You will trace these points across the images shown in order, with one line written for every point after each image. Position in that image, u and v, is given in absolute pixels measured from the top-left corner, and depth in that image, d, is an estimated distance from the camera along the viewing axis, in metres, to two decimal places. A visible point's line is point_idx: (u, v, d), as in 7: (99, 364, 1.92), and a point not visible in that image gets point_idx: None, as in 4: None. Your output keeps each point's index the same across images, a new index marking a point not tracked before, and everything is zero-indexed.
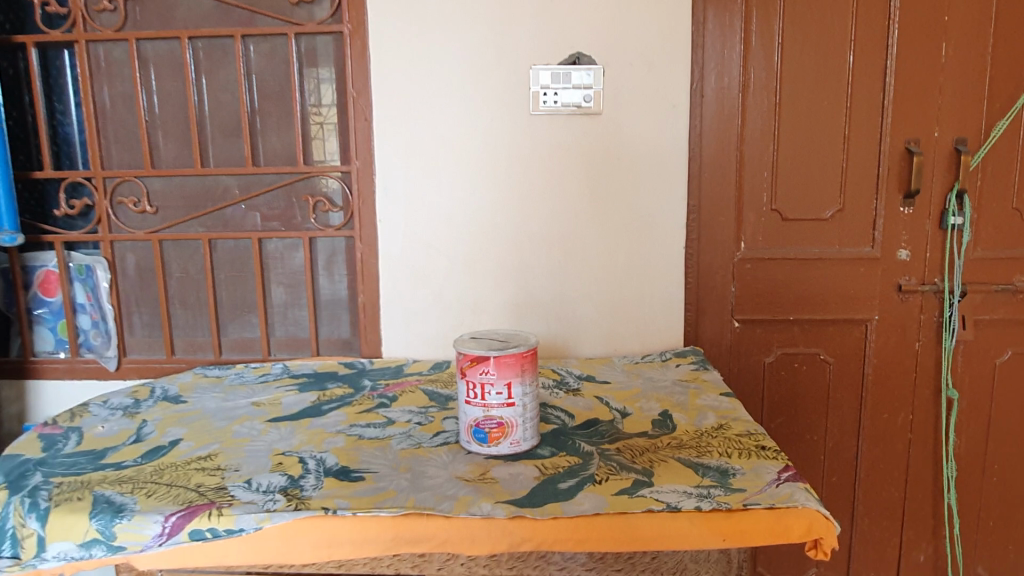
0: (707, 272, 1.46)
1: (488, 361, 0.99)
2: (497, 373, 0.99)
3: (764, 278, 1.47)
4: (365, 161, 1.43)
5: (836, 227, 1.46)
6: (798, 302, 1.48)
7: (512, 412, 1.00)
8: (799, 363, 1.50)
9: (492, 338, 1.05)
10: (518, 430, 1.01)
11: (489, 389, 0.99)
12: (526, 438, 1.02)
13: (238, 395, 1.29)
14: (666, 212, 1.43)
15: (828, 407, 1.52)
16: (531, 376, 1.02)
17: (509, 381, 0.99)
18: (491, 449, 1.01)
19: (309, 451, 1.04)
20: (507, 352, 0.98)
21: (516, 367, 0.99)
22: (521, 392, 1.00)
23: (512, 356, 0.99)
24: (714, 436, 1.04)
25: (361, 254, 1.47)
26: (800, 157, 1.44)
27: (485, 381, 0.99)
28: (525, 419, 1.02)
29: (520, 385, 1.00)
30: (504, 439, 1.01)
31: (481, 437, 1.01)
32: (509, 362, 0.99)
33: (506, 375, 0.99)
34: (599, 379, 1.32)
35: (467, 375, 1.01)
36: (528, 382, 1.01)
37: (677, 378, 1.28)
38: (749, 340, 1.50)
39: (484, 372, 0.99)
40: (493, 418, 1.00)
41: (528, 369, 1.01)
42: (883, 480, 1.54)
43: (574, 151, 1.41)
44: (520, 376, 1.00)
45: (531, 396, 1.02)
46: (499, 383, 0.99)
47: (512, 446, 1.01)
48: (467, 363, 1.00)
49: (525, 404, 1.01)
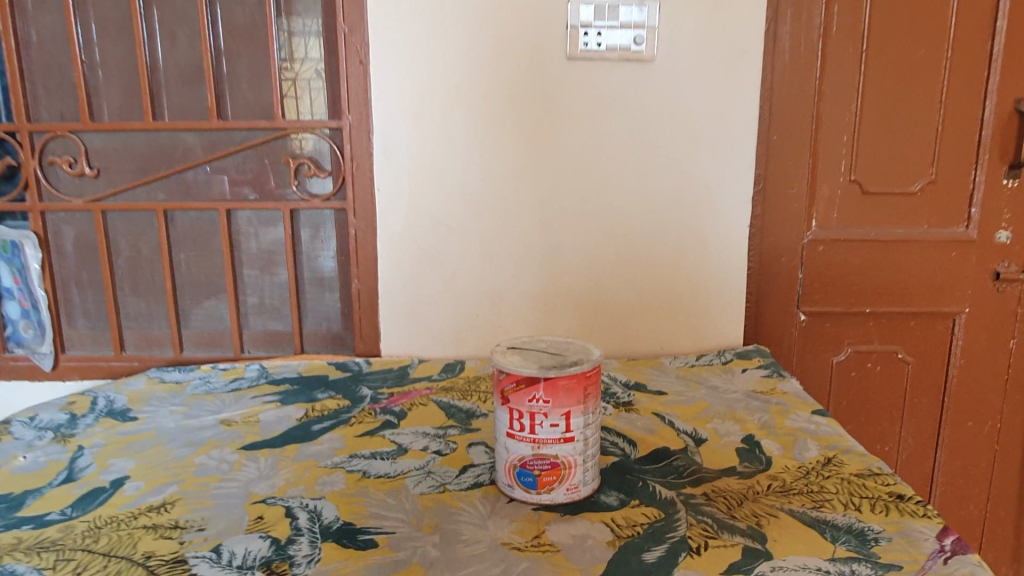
0: (773, 255, 1.22)
1: (540, 385, 0.74)
2: (552, 400, 0.74)
3: (839, 262, 1.23)
4: (360, 116, 1.16)
5: (926, 203, 1.22)
6: (877, 292, 1.24)
7: (570, 450, 0.76)
8: (873, 363, 1.27)
9: (541, 350, 0.81)
10: (577, 473, 0.77)
11: (540, 421, 0.75)
12: (587, 481, 0.78)
13: (203, 409, 1.03)
14: (729, 183, 1.18)
15: (903, 414, 1.30)
16: (594, 401, 0.77)
17: (567, 411, 0.75)
18: (542, 497, 0.77)
19: (297, 500, 0.79)
20: (566, 373, 0.74)
21: (577, 391, 0.75)
22: (582, 423, 0.76)
23: (572, 377, 0.74)
24: (828, 478, 0.80)
25: (354, 230, 1.20)
26: (889, 117, 1.19)
27: (536, 411, 0.75)
28: (586, 458, 0.77)
29: (581, 415, 0.76)
30: (559, 484, 0.77)
31: (529, 481, 0.77)
32: (568, 386, 0.74)
33: (564, 402, 0.74)
34: (652, 388, 1.07)
35: (511, 402, 0.76)
36: (591, 410, 0.77)
37: (749, 389, 1.04)
38: (817, 335, 1.26)
39: (535, 399, 0.74)
40: (545, 458, 0.76)
41: (591, 393, 0.77)
42: (962, 496, 1.34)
43: (619, 106, 1.15)
44: (582, 403, 0.76)
45: (594, 428, 0.78)
46: (554, 414, 0.74)
47: (569, 493, 0.77)
48: (510, 385, 0.76)
49: (587, 438, 0.77)
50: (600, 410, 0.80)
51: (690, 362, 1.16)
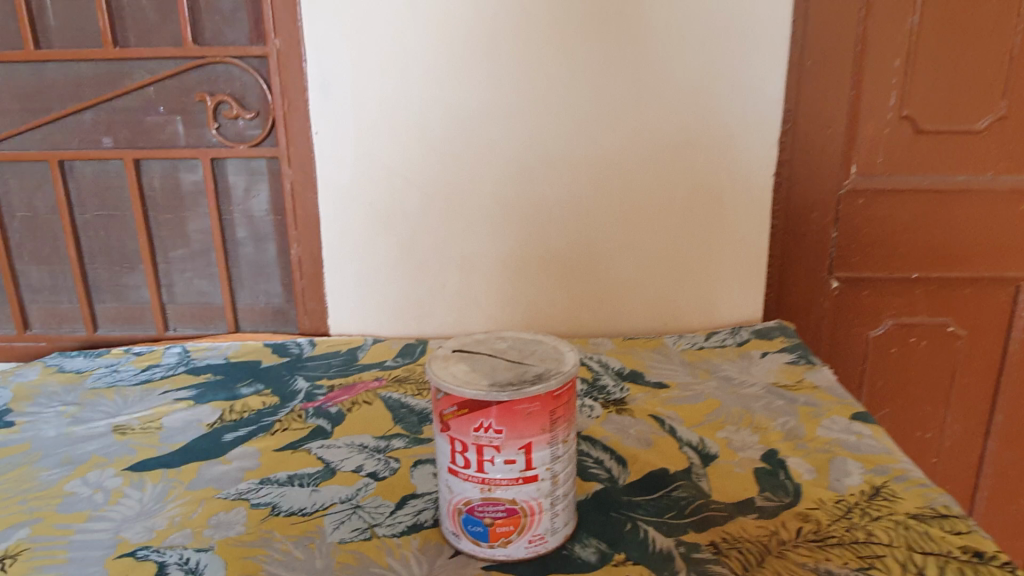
0: (801, 210, 1.00)
1: (489, 410, 0.54)
2: (505, 429, 0.55)
3: (882, 218, 1.01)
4: (288, 40, 0.93)
5: (993, 143, 0.99)
6: (927, 253, 1.02)
7: (531, 492, 0.57)
8: (917, 338, 1.06)
9: (498, 357, 0.60)
10: (542, 520, 0.58)
11: (491, 456, 0.55)
12: (556, 530, 0.59)
13: (98, 411, 0.84)
14: (751, 119, 0.94)
15: (950, 397, 1.09)
16: (565, 426, 0.58)
17: (527, 443, 0.55)
18: (495, 552, 0.58)
19: (176, 554, 0.60)
20: (524, 394, 0.54)
21: (541, 416, 0.55)
22: (548, 457, 0.57)
23: (533, 398, 0.55)
24: (878, 521, 0.61)
25: (289, 184, 0.99)
26: (954, 35, 0.94)
27: (484, 443, 0.55)
28: (555, 500, 0.58)
29: (547, 447, 0.56)
30: (519, 536, 0.57)
31: (477, 531, 0.58)
32: (528, 410, 0.55)
33: (523, 431, 0.55)
34: (650, 380, 0.87)
35: (452, 430, 0.56)
36: (561, 438, 0.57)
37: (771, 382, 0.84)
38: (852, 306, 1.05)
39: (484, 428, 0.55)
40: (498, 503, 0.56)
41: (561, 417, 0.57)
42: (1013, 490, 1.14)
43: (614, 23, 0.91)
44: (548, 431, 0.56)
45: (566, 461, 0.58)
46: (510, 447, 0.55)
47: (531, 546, 0.58)
48: (450, 408, 0.56)
49: (555, 476, 0.57)
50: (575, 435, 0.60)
51: (698, 344, 0.96)
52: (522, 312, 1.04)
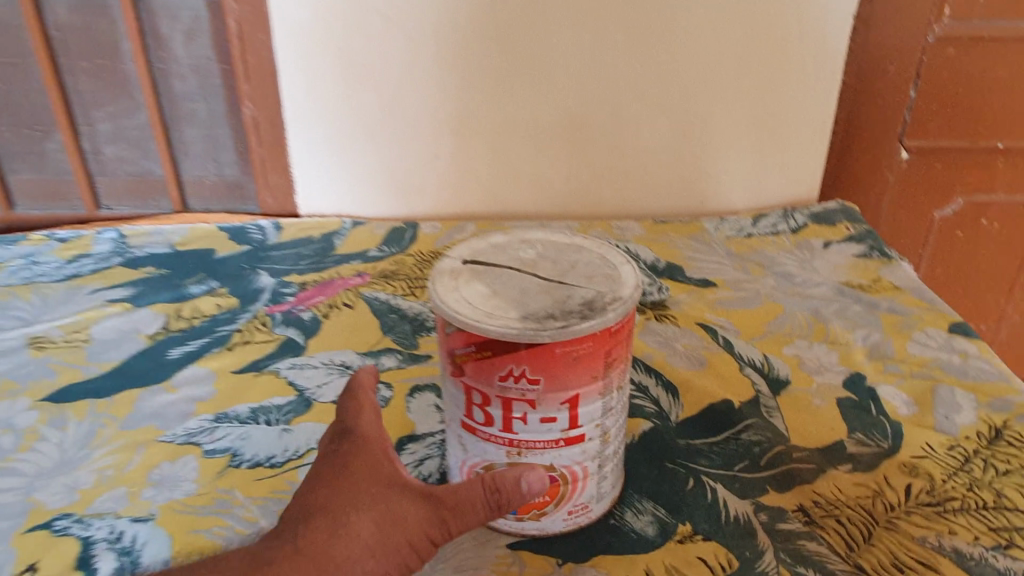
0: (874, 65, 0.81)
1: (523, 354, 0.39)
2: (545, 381, 0.39)
3: (975, 73, 0.81)
4: None
5: None
6: (1021, 118, 0.84)
7: (574, 455, 0.42)
8: (989, 220, 0.91)
9: (527, 270, 0.44)
10: (587, 487, 0.44)
11: (523, 413, 0.40)
12: (602, 496, 0.45)
13: (10, 317, 0.68)
14: None
15: (1014, 285, 0.95)
16: (621, 370, 0.43)
17: (573, 396, 0.40)
18: (524, 525, 0.44)
19: (105, 527, 0.46)
20: (574, 334, 0.38)
21: (593, 361, 0.40)
22: (599, 411, 0.42)
23: (585, 338, 0.39)
24: (1008, 478, 0.48)
25: (234, 23, 0.77)
26: None
27: (514, 397, 0.40)
28: (603, 462, 0.44)
29: (599, 400, 0.42)
30: (556, 508, 0.44)
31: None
32: (577, 353, 0.39)
33: (568, 382, 0.40)
34: (692, 278, 0.72)
35: (468, 376, 0.41)
36: (616, 385, 0.42)
37: (842, 282, 0.68)
38: (922, 181, 0.88)
39: (515, 378, 0.40)
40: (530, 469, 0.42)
41: (618, 359, 0.42)
42: None
43: None
44: (602, 379, 0.41)
45: (619, 412, 0.44)
46: (549, 402, 0.40)
47: (570, 518, 0.44)
48: (466, 348, 0.40)
49: (605, 433, 0.43)
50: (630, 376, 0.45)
51: (745, 231, 0.79)
52: (531, 186, 0.87)
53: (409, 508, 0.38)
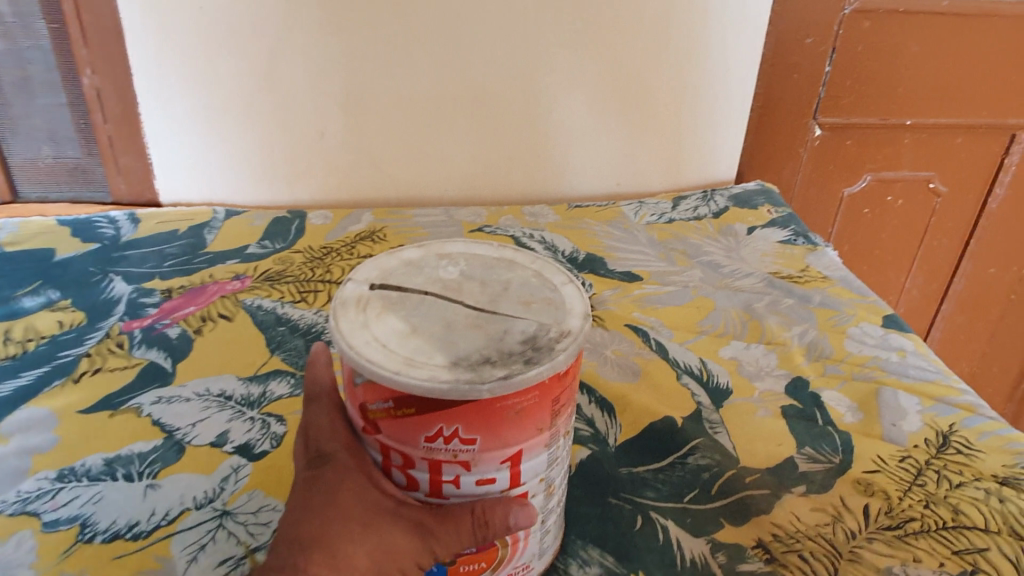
0: (792, 36, 0.76)
1: (456, 412, 0.31)
2: (482, 440, 0.32)
3: (886, 47, 0.79)
4: None
5: None
6: (927, 94, 0.83)
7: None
8: (894, 197, 0.90)
9: (450, 294, 0.35)
10: (529, 547, 0.37)
11: (454, 476, 0.33)
12: (545, 551, 0.38)
13: None
14: None
15: (914, 262, 0.97)
16: (569, 412, 0.36)
17: (516, 452, 0.33)
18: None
19: None
20: (519, 385, 0.31)
21: (539, 412, 0.33)
22: (545, 463, 0.35)
23: (531, 388, 0.32)
24: (961, 490, 0.44)
25: None
26: None
27: (444, 458, 0.32)
28: (546, 516, 0.37)
29: (545, 451, 0.34)
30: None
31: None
32: (521, 405, 0.32)
33: (510, 439, 0.32)
34: (615, 271, 0.66)
35: (384, 435, 0.33)
36: (563, 431, 0.35)
37: (771, 272, 0.65)
38: (834, 157, 0.86)
39: (445, 437, 0.32)
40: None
41: (566, 403, 0.35)
42: (956, 353, 1.07)
43: None
44: (549, 429, 0.34)
45: (564, 458, 0.37)
46: (487, 463, 0.33)
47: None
48: (380, 404, 0.32)
49: (550, 484, 0.36)
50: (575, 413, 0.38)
51: (665, 215, 0.75)
52: (437, 167, 0.78)
53: (398, 537, 0.34)
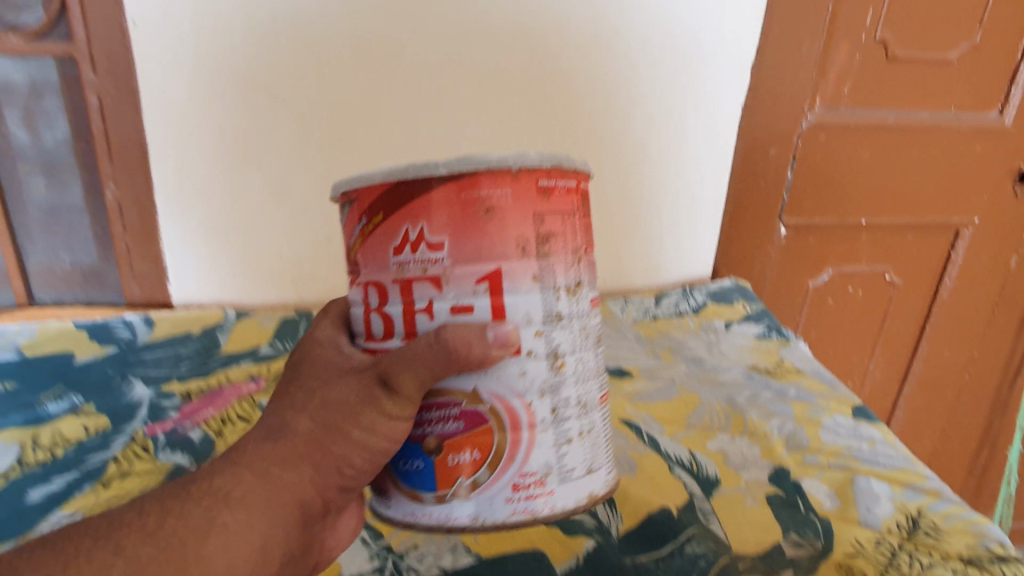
0: (756, 147, 0.84)
1: (418, 209, 0.33)
2: (450, 246, 0.33)
3: (838, 158, 0.88)
4: None
5: (962, 77, 0.86)
6: (878, 199, 0.91)
7: (511, 381, 0.35)
8: (854, 287, 0.98)
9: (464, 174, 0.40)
10: (538, 451, 0.35)
11: (428, 302, 0.34)
12: (569, 475, 0.36)
13: None
14: (718, 30, 0.78)
15: (875, 346, 1.04)
16: (567, 261, 0.36)
17: (494, 270, 0.33)
18: (450, 509, 0.35)
19: None
20: (476, 176, 0.33)
21: (516, 222, 0.33)
22: (540, 315, 0.35)
23: (497, 186, 0.33)
24: (931, 571, 0.45)
25: (95, 97, 0.70)
26: None
27: (415, 277, 0.34)
28: (558, 409, 0.36)
29: (527, 286, 0.34)
30: (490, 481, 0.35)
31: (417, 477, 0.36)
32: (491, 208, 0.33)
33: (482, 246, 0.33)
34: (607, 368, 0.72)
35: (366, 269, 0.36)
36: (559, 276, 0.35)
37: (749, 367, 0.71)
38: (798, 254, 0.93)
39: (412, 245, 0.33)
40: (444, 406, 0.36)
41: (556, 233, 0.35)
42: (920, 431, 1.13)
43: None
44: (532, 252, 0.34)
45: (574, 331, 0.36)
46: (459, 280, 0.33)
47: (516, 500, 0.35)
48: (362, 227, 0.35)
49: (556, 353, 0.35)
50: (593, 305, 0.38)
51: (649, 312, 0.83)
52: None
53: (352, 399, 0.37)
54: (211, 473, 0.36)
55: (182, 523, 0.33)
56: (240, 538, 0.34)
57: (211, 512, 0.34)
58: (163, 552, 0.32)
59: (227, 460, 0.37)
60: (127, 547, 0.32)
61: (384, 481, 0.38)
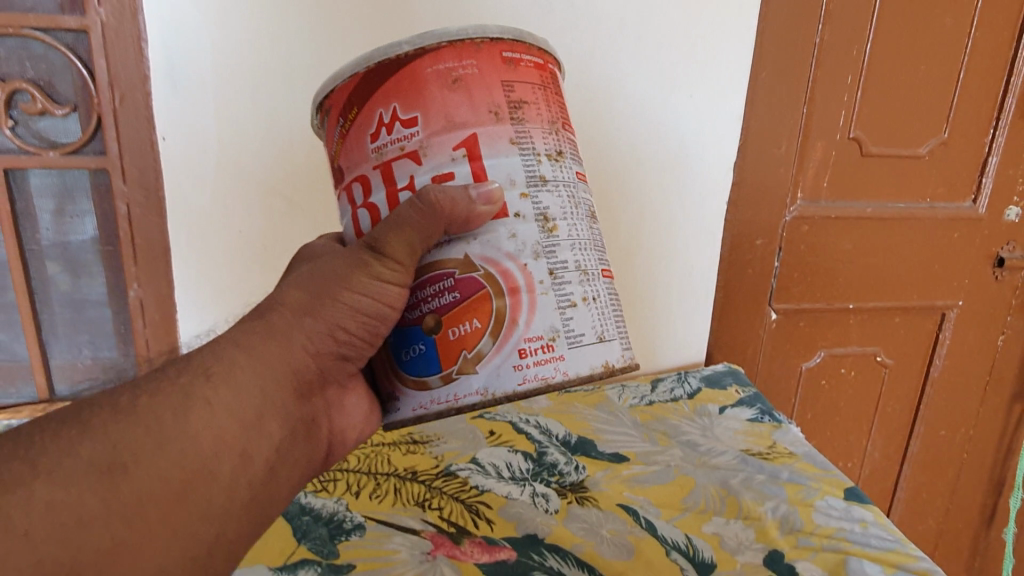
0: (743, 238, 0.89)
1: (391, 94, 0.43)
2: (423, 118, 0.43)
3: (822, 247, 0.92)
4: (118, 10, 0.68)
5: (934, 171, 0.92)
6: (863, 285, 0.95)
7: (504, 247, 0.44)
8: (846, 368, 1.01)
9: None
10: (540, 314, 0.44)
11: (410, 177, 0.44)
12: (577, 340, 0.45)
13: None
14: (702, 134, 0.83)
15: (872, 425, 1.06)
16: (542, 127, 0.46)
17: (468, 134, 0.43)
18: (463, 382, 0.44)
19: None
20: (443, 51, 0.43)
21: (482, 89, 0.43)
22: (523, 178, 0.44)
23: (462, 60, 0.43)
24: None
25: (124, 205, 0.74)
26: (909, 48, 0.85)
27: (395, 157, 0.44)
28: (555, 272, 0.45)
29: (496, 150, 0.44)
30: (496, 348, 0.44)
31: (423, 361, 0.45)
32: (456, 78, 0.43)
33: (456, 113, 0.43)
34: (605, 453, 0.74)
35: (354, 163, 0.45)
36: (538, 140, 0.45)
37: (743, 450, 0.73)
38: (789, 337, 0.97)
39: (390, 125, 0.43)
40: (440, 280, 0.45)
41: (525, 100, 0.45)
42: (922, 510, 1.14)
43: (554, 16, 0.75)
44: (504, 115, 0.44)
45: (560, 198, 0.46)
46: (435, 150, 0.43)
47: (526, 365, 0.44)
48: (345, 123, 0.45)
49: (545, 216, 0.45)
50: (578, 179, 0.48)
51: (646, 397, 0.86)
52: None
53: (345, 266, 0.46)
54: (196, 353, 0.44)
55: (156, 402, 0.40)
56: (218, 407, 0.42)
57: (187, 390, 0.41)
58: (136, 427, 0.39)
59: (207, 346, 0.44)
60: (100, 427, 0.38)
61: (394, 372, 0.47)
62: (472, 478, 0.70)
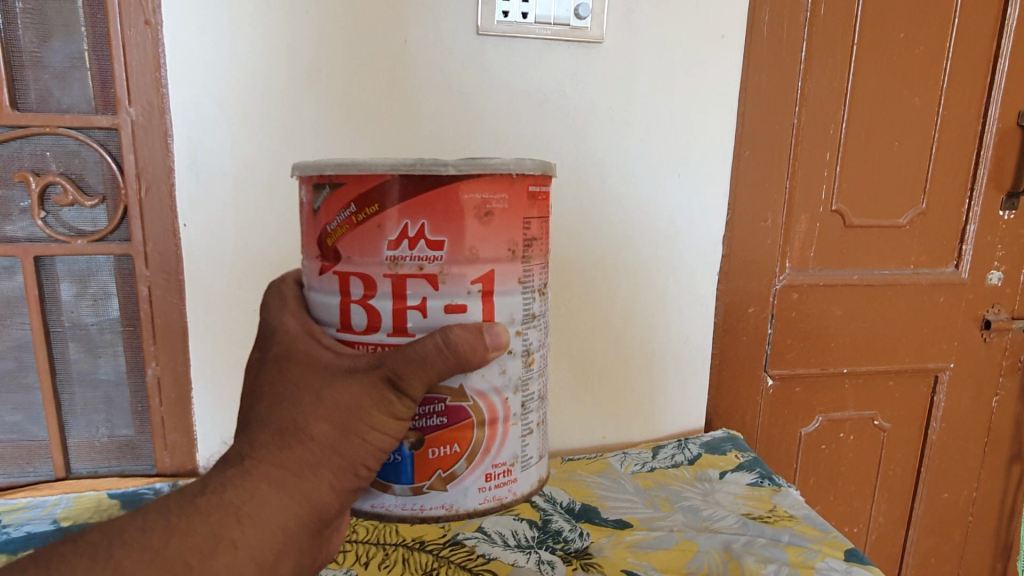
0: (735, 308, 0.92)
1: (422, 210, 0.41)
2: (449, 246, 0.41)
3: (814, 313, 0.95)
4: (147, 110, 0.74)
5: (914, 238, 0.96)
6: (858, 351, 0.98)
7: (493, 381, 0.45)
8: (845, 433, 1.03)
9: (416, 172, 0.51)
10: (508, 443, 0.47)
11: (422, 300, 0.42)
12: (528, 463, 0.48)
13: None
14: (691, 210, 0.88)
15: (874, 490, 1.07)
16: (541, 263, 0.47)
17: (486, 272, 0.43)
18: (431, 496, 0.45)
19: None
20: (483, 179, 0.41)
21: (508, 227, 0.43)
22: (520, 316, 0.46)
23: (497, 191, 0.42)
24: None
25: (146, 288, 0.79)
26: (880, 125, 0.91)
27: (411, 274, 0.42)
28: (526, 403, 0.47)
29: (503, 290, 0.44)
30: (468, 471, 0.45)
31: (395, 469, 0.45)
32: (489, 210, 0.42)
33: (481, 250, 0.42)
34: (608, 520, 0.76)
35: (354, 260, 0.42)
36: (536, 278, 0.47)
37: (744, 515, 0.74)
38: (787, 403, 0.99)
39: (411, 243, 0.41)
40: (431, 402, 0.44)
41: (537, 238, 0.45)
42: None
43: (547, 107, 0.81)
44: (519, 255, 0.44)
45: (540, 331, 0.48)
46: (453, 282, 0.42)
47: (488, 488, 0.46)
48: (354, 216, 0.42)
49: (528, 352, 0.47)
50: None
51: (648, 463, 0.88)
52: None
53: (365, 399, 0.43)
54: (231, 479, 0.43)
55: (185, 545, 0.40)
56: (243, 551, 0.41)
57: (217, 532, 0.41)
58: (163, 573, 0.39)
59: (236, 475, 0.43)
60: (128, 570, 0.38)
61: None
62: (478, 547, 0.71)
